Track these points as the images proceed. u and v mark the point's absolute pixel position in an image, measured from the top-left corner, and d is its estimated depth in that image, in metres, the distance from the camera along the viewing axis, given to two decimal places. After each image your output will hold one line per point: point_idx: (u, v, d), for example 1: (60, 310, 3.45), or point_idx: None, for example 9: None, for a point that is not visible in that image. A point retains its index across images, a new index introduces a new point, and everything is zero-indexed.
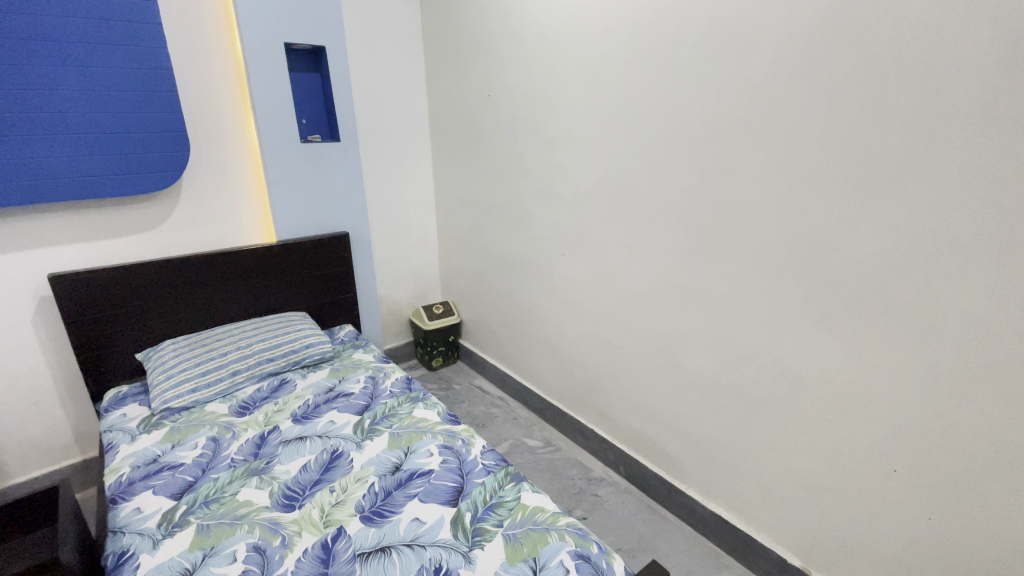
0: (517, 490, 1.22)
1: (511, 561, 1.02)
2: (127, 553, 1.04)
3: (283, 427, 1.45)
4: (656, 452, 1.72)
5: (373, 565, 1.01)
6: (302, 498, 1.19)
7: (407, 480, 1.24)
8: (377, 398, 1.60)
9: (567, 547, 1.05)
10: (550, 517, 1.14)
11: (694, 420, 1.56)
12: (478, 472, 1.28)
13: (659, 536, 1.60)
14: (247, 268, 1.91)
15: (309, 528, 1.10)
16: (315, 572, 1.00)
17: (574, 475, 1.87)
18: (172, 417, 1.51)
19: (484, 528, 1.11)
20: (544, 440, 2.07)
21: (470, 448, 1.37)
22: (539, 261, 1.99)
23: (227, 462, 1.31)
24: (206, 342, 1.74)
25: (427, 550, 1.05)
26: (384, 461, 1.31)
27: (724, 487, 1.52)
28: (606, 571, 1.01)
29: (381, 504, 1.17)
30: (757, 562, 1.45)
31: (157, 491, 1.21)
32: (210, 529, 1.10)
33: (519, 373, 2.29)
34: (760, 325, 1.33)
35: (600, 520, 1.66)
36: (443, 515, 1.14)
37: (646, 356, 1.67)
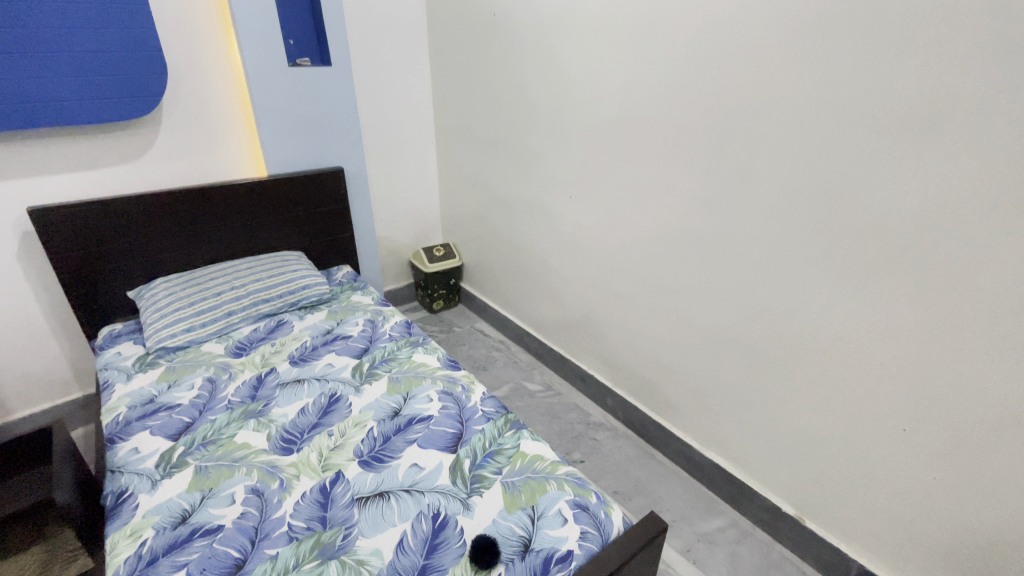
0: (516, 438, 1.20)
1: (510, 509, 1.02)
2: (126, 492, 1.05)
3: (280, 370, 1.43)
4: (657, 401, 1.71)
5: (372, 510, 1.01)
6: (301, 441, 1.18)
7: (406, 426, 1.22)
8: (376, 341, 1.56)
9: (565, 496, 1.05)
10: (549, 466, 1.13)
11: (699, 371, 1.53)
12: (478, 419, 1.26)
13: (655, 480, 1.63)
14: (238, 204, 1.82)
15: (307, 472, 1.10)
16: (314, 516, 1.00)
17: (573, 419, 1.88)
18: (167, 357, 1.49)
19: (482, 476, 1.10)
20: (544, 383, 2.06)
21: (470, 395, 1.34)
22: (544, 203, 1.89)
23: (224, 403, 1.30)
24: (198, 281, 1.69)
25: (425, 496, 1.04)
26: (383, 406, 1.29)
27: (724, 436, 1.51)
28: (604, 521, 1.01)
29: (380, 449, 1.16)
30: (751, 509, 1.47)
31: (154, 431, 1.21)
32: (208, 470, 1.10)
33: (520, 317, 2.26)
34: (775, 278, 1.25)
35: (597, 464, 1.68)
36: (442, 462, 1.13)
37: (653, 306, 1.61)
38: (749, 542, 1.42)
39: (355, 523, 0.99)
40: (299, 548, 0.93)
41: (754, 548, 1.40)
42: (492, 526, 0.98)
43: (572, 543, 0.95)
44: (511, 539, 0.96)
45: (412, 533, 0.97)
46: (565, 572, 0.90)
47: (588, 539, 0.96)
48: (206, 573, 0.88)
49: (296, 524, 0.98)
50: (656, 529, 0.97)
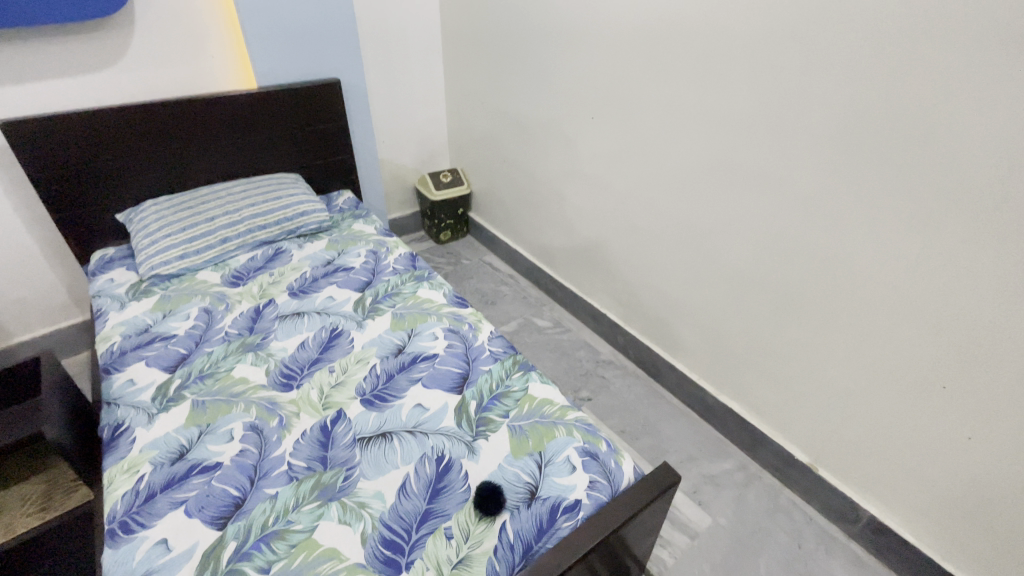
0: (525, 380, 1.12)
1: (516, 454, 0.97)
2: (122, 426, 1.02)
3: (279, 301, 1.36)
4: (672, 343, 1.63)
5: (373, 451, 0.98)
6: (301, 377, 1.13)
7: (410, 365, 1.15)
8: (379, 273, 1.46)
9: (574, 443, 0.99)
10: (558, 410, 1.06)
11: (721, 313, 1.44)
12: (485, 359, 1.18)
13: (663, 420, 1.59)
14: (226, 120, 1.67)
15: (308, 409, 1.06)
16: (314, 455, 0.97)
17: (582, 357, 1.82)
18: (162, 285, 1.43)
19: (489, 418, 1.04)
20: (554, 319, 1.99)
21: (477, 333, 1.25)
22: (561, 126, 1.71)
23: (221, 336, 1.24)
24: (189, 204, 1.58)
25: (430, 438, 1.00)
26: (386, 342, 1.22)
27: (742, 381, 1.45)
28: (614, 471, 0.95)
29: (383, 387, 1.11)
30: (762, 454, 1.44)
31: (150, 363, 1.17)
32: (206, 405, 1.06)
33: (531, 250, 2.15)
34: (818, 218, 1.11)
35: (605, 403, 1.65)
36: (447, 403, 1.07)
37: (675, 243, 1.49)
38: (757, 486, 1.40)
39: (356, 465, 0.95)
40: (299, 488, 0.91)
41: (761, 492, 1.39)
42: (497, 472, 0.94)
43: (580, 493, 0.91)
44: (516, 485, 0.92)
45: (415, 476, 0.93)
46: (571, 522, 0.87)
47: (597, 489, 0.92)
48: (205, 511, 0.87)
49: (296, 463, 0.95)
50: (669, 482, 0.93)
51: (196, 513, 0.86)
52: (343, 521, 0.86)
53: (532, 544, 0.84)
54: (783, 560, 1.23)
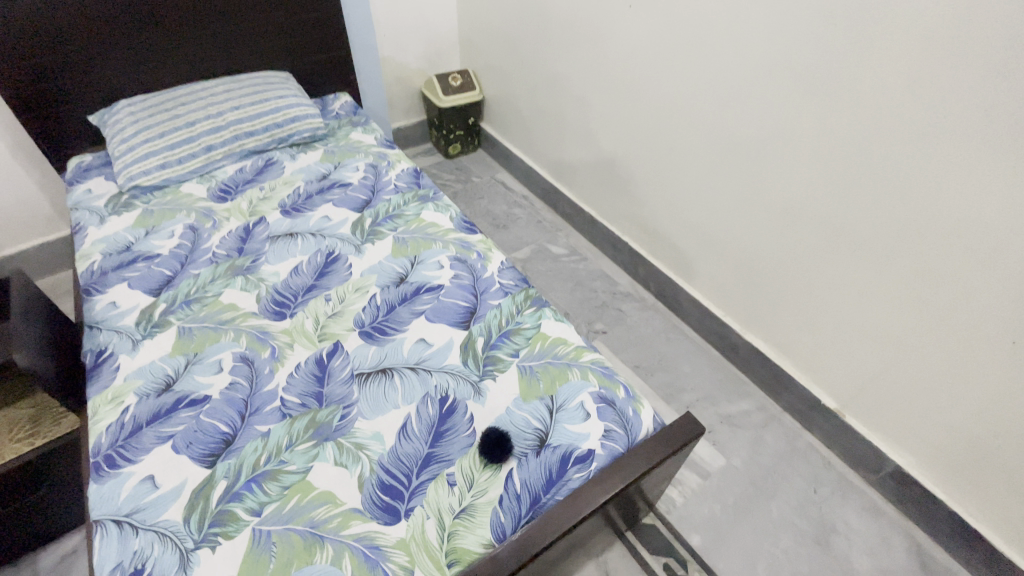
0: (538, 317, 1.01)
1: (526, 397, 0.88)
2: (106, 351, 0.97)
3: (270, 220, 1.23)
4: (697, 276, 1.51)
5: (372, 388, 0.89)
6: (294, 305, 1.04)
7: (412, 296, 1.04)
8: (379, 190, 1.31)
9: (590, 388, 0.90)
10: (573, 352, 0.96)
11: (758, 248, 1.29)
12: (495, 293, 1.06)
13: (681, 356, 1.51)
14: (202, 5, 1.44)
15: (302, 341, 0.97)
16: (309, 391, 0.89)
17: (598, 287, 1.71)
18: (144, 198, 1.31)
19: (497, 357, 0.94)
20: (569, 246, 1.85)
21: (487, 264, 1.13)
22: (590, 20, 1.46)
23: (208, 257, 1.14)
24: (167, 104, 1.41)
25: (433, 377, 0.91)
26: (387, 270, 1.10)
27: (773, 321, 1.34)
28: (631, 421, 0.87)
29: (383, 319, 1.00)
30: (784, 396, 1.38)
31: (133, 285, 1.09)
32: (193, 333, 0.99)
33: (548, 168, 1.96)
34: (895, 140, 0.93)
35: (621, 336, 1.56)
36: (453, 339, 0.97)
37: (712, 166, 1.31)
38: (775, 428, 1.35)
39: (354, 402, 0.88)
40: (292, 426, 0.85)
41: (779, 434, 1.34)
42: (505, 416, 0.86)
43: (595, 443, 0.83)
44: (525, 431, 0.84)
45: (416, 417, 0.86)
46: (583, 473, 0.80)
47: (612, 439, 0.84)
48: (193, 447, 0.82)
49: (289, 399, 0.88)
50: (691, 435, 0.85)
51: (185, 449, 0.82)
52: (339, 463, 0.80)
53: (540, 496, 0.78)
54: (796, 504, 1.21)
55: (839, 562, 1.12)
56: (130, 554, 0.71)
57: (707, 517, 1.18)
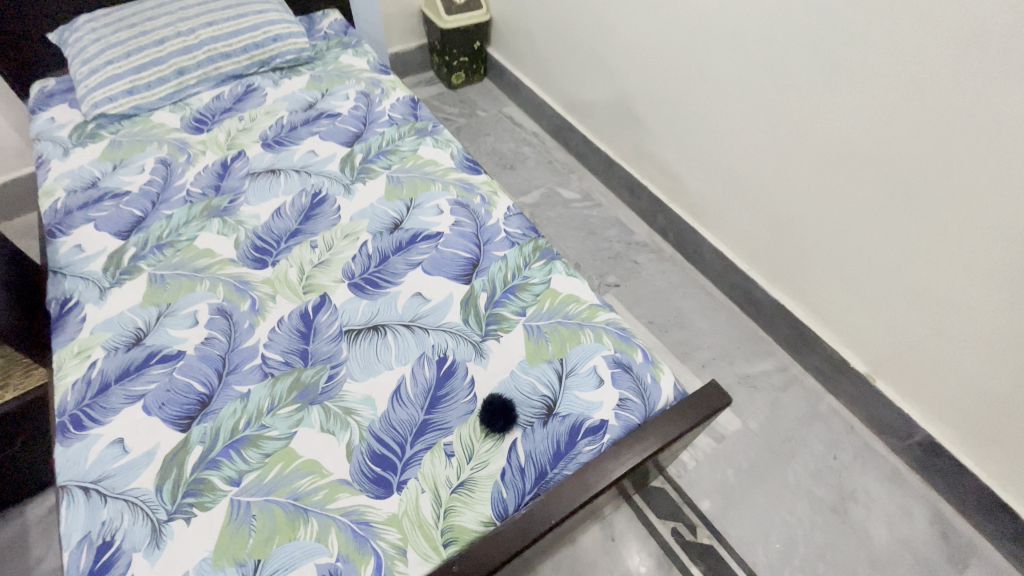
0: (548, 271, 0.90)
1: (532, 361, 0.79)
2: (71, 300, 0.88)
3: (250, 155, 1.10)
4: (722, 227, 1.38)
5: (363, 347, 0.80)
6: (277, 252, 0.93)
7: (408, 245, 0.93)
8: (372, 122, 1.17)
9: (604, 352, 0.80)
10: (586, 311, 0.86)
11: (795, 196, 1.15)
12: (500, 243, 0.94)
13: (699, 312, 1.42)
14: None
15: (285, 293, 0.87)
16: (293, 348, 0.80)
17: (612, 237, 1.58)
18: (112, 128, 1.18)
19: (502, 315, 0.85)
20: (582, 190, 1.71)
21: (492, 209, 1.00)
22: None
23: (182, 197, 1.03)
24: (131, 19, 1.24)
25: (430, 336, 0.81)
26: (380, 215, 0.98)
27: (804, 278, 1.23)
28: (650, 390, 0.78)
29: (375, 270, 0.90)
30: (809, 357, 1.30)
31: (100, 226, 0.99)
32: (165, 281, 0.89)
33: (561, 103, 1.78)
34: (979, 74, 0.77)
35: (634, 290, 1.46)
36: (452, 294, 0.87)
37: (749, 101, 1.14)
38: (796, 390, 1.29)
39: (342, 362, 0.79)
40: (274, 387, 0.77)
41: (800, 396, 1.28)
42: (509, 382, 0.77)
43: (608, 412, 0.75)
44: (531, 398, 0.76)
45: (411, 380, 0.77)
46: (594, 447, 0.73)
47: (627, 409, 0.76)
48: (166, 408, 0.74)
49: (271, 357, 0.79)
50: (716, 405, 0.76)
51: (157, 410, 0.74)
52: (325, 429, 0.73)
53: (546, 470, 0.70)
54: (814, 470, 1.16)
55: (856, 531, 1.08)
56: (99, 524, 0.65)
57: (720, 482, 1.13)
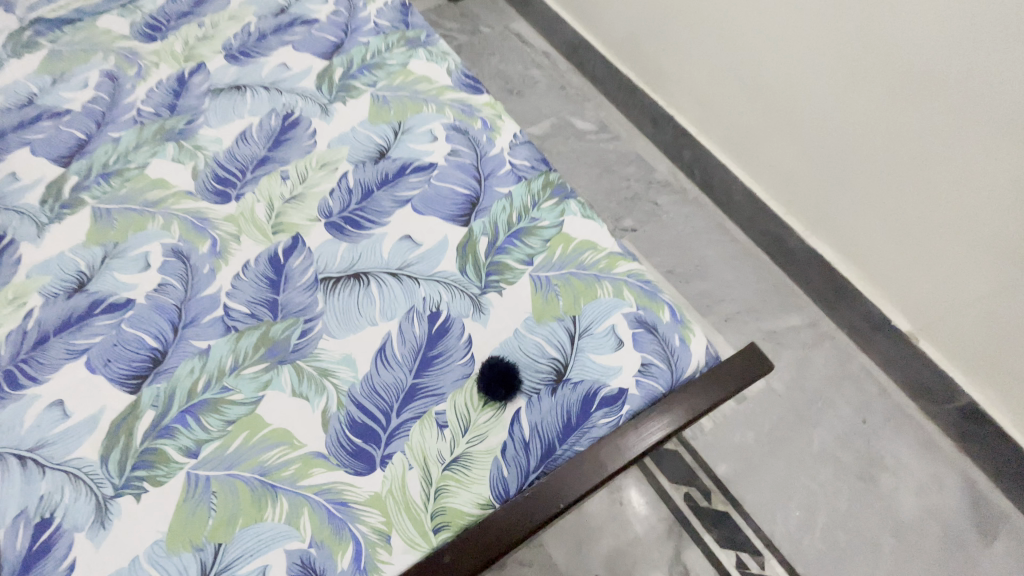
0: (560, 212, 0.76)
1: (540, 318, 0.67)
2: (5, 238, 0.75)
3: (212, 68, 0.93)
4: (758, 165, 1.22)
5: (342, 299, 0.68)
6: (241, 184, 0.79)
7: (395, 178, 0.79)
8: (354, 30, 0.98)
9: (625, 309, 0.68)
10: (604, 260, 0.73)
11: (854, 130, 0.99)
12: (504, 177, 0.80)
13: (723, 261, 1.29)
14: None
15: (251, 233, 0.74)
16: (260, 298, 0.69)
17: (629, 175, 1.42)
18: (49, 35, 1.00)
19: (505, 264, 0.72)
20: (597, 120, 1.52)
21: (495, 137, 0.85)
22: None
23: (132, 117, 0.88)
24: None
25: (420, 287, 0.69)
26: (362, 142, 0.83)
27: (850, 225, 1.09)
28: (678, 354, 0.66)
29: (356, 207, 0.76)
30: (844, 313, 1.18)
31: (37, 151, 0.84)
32: (112, 217, 0.76)
33: (577, 17, 1.55)
34: None
35: (653, 235, 1.33)
36: (447, 237, 0.73)
37: (817, 10, 0.95)
38: (825, 348, 1.19)
39: (317, 315, 0.67)
40: (238, 343, 0.65)
41: (830, 354, 1.18)
42: (512, 343, 0.66)
43: (627, 380, 0.64)
44: (538, 362, 0.65)
45: (397, 338, 0.66)
46: (611, 419, 0.62)
47: (651, 376, 0.64)
48: (112, 367, 0.64)
49: (234, 308, 0.68)
50: (754, 374, 0.65)
51: (102, 368, 0.64)
52: (297, 394, 0.62)
53: (554, 446, 0.60)
54: (840, 434, 1.08)
55: (882, 500, 1.02)
56: (36, 500, 0.56)
57: (738, 446, 1.05)
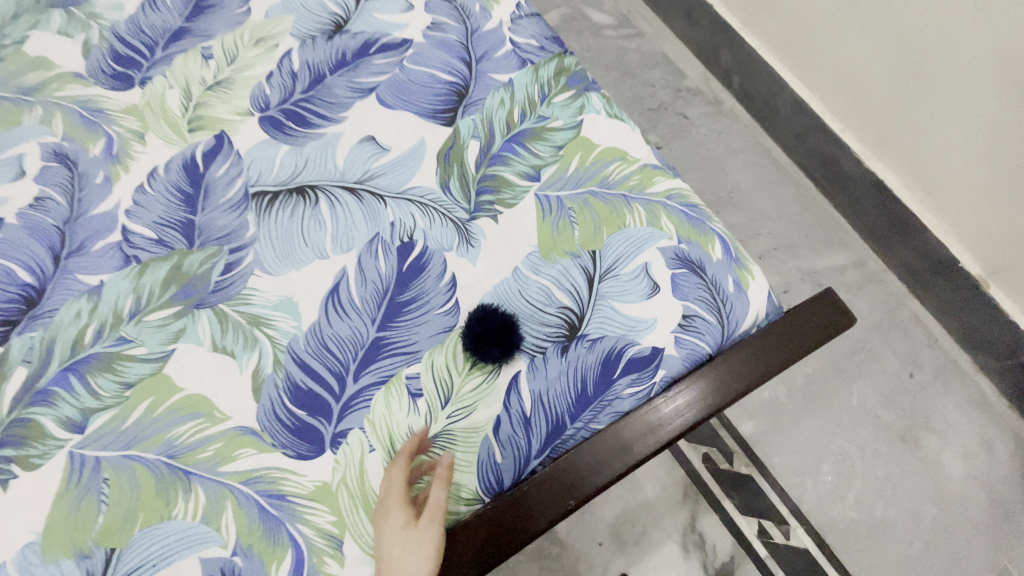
0: (578, 110, 0.57)
1: (549, 253, 0.50)
2: None
3: None
4: (816, 67, 0.99)
5: (281, 222, 0.50)
6: (148, 65, 0.59)
7: (355, 58, 0.58)
8: None
9: (663, 242, 0.51)
10: (635, 177, 0.54)
11: (955, 13, 0.75)
12: (502, 61, 0.59)
13: (760, 188, 1.10)
14: None
15: (161, 131, 0.55)
16: (171, 219, 0.51)
17: (655, 83, 1.19)
18: None
19: (502, 178, 0.53)
20: (619, 13, 1.26)
21: (491, 6, 0.63)
22: None
23: None
24: None
25: (387, 208, 0.51)
26: (312, 10, 0.61)
27: (926, 144, 0.89)
28: (731, 303, 0.50)
29: (302, 97, 0.56)
30: (899, 251, 1.01)
31: None
32: None
33: None
34: None
35: (680, 156, 1.12)
36: (424, 141, 0.54)
37: None
38: (872, 291, 1.03)
39: (248, 244, 0.50)
40: (141, 279, 0.48)
41: (876, 298, 1.02)
42: (510, 285, 0.49)
43: (663, 337, 0.48)
44: (544, 312, 0.48)
45: (356, 276, 0.49)
46: (641, 389, 0.47)
47: (695, 332, 0.49)
48: None
49: (137, 232, 0.50)
50: (830, 331, 0.49)
51: None
52: (219, 349, 0.46)
53: (564, 423, 0.45)
54: (883, 390, 0.95)
55: (926, 464, 0.90)
56: None
57: (767, 402, 0.93)
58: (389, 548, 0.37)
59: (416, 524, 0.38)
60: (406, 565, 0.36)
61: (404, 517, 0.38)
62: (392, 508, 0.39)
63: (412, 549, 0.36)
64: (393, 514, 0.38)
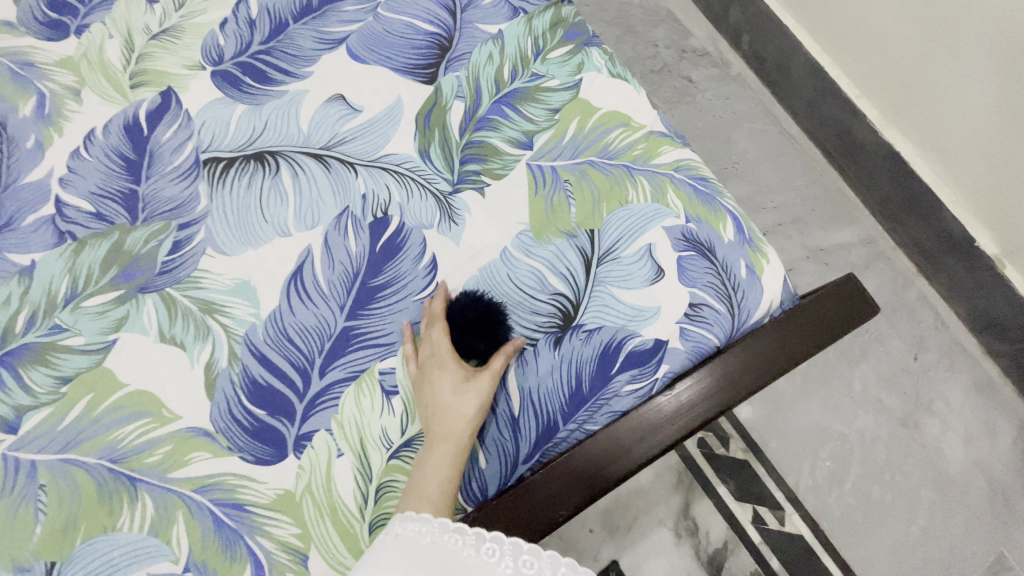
0: (576, 67, 0.50)
1: (542, 230, 0.45)
2: None
3: None
4: (837, 24, 0.91)
5: (237, 193, 0.44)
6: (86, 11, 0.51)
7: (322, 4, 0.51)
8: None
9: (670, 220, 0.46)
10: (638, 144, 0.48)
11: None
12: (491, 10, 0.52)
13: (766, 159, 1.04)
14: None
15: (99, 87, 0.48)
16: (112, 190, 0.44)
17: (658, 42, 1.10)
18: None
19: (490, 144, 0.47)
20: None
21: None
22: None
23: None
24: None
25: (359, 179, 0.45)
26: None
27: (948, 111, 0.82)
28: (744, 290, 0.45)
29: (260, 49, 0.49)
30: (910, 228, 0.96)
31: None
32: None
33: None
34: None
35: (684, 123, 1.05)
36: (401, 101, 0.48)
37: None
38: (879, 270, 0.98)
39: (200, 219, 0.44)
40: (77, 258, 0.42)
41: (883, 277, 0.98)
42: (497, 268, 0.44)
43: (667, 329, 0.43)
44: (536, 298, 0.43)
45: (323, 257, 0.43)
46: (642, 387, 0.42)
47: (703, 322, 0.44)
48: None
49: (72, 204, 0.44)
50: (850, 322, 0.45)
51: None
52: (168, 340, 0.41)
53: (557, 424, 0.41)
54: (885, 373, 0.92)
55: (925, 450, 0.88)
56: None
57: None
58: (446, 397, 0.38)
59: (473, 377, 0.39)
60: (466, 412, 0.38)
61: (459, 370, 0.39)
62: (445, 362, 0.39)
63: (471, 398, 0.39)
64: (448, 367, 0.39)
